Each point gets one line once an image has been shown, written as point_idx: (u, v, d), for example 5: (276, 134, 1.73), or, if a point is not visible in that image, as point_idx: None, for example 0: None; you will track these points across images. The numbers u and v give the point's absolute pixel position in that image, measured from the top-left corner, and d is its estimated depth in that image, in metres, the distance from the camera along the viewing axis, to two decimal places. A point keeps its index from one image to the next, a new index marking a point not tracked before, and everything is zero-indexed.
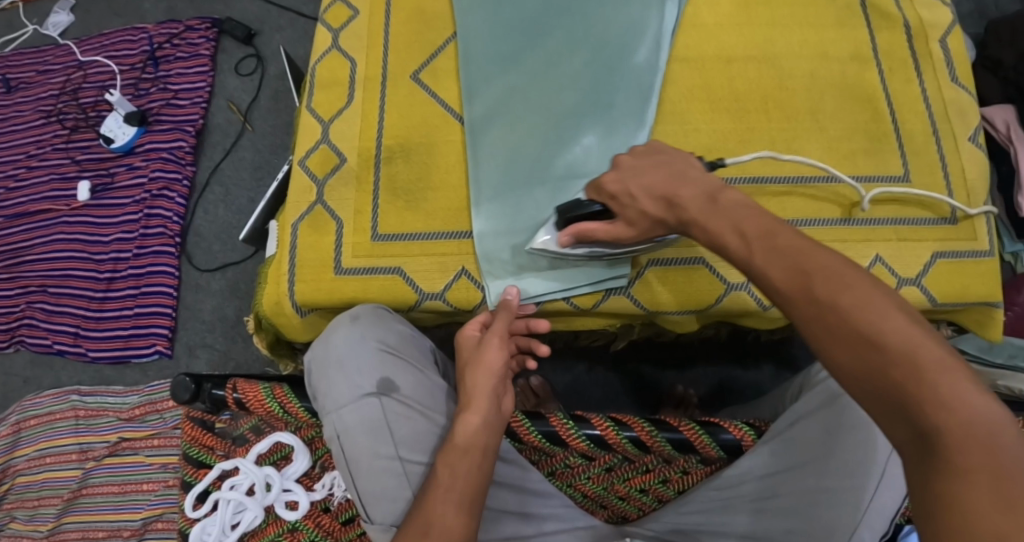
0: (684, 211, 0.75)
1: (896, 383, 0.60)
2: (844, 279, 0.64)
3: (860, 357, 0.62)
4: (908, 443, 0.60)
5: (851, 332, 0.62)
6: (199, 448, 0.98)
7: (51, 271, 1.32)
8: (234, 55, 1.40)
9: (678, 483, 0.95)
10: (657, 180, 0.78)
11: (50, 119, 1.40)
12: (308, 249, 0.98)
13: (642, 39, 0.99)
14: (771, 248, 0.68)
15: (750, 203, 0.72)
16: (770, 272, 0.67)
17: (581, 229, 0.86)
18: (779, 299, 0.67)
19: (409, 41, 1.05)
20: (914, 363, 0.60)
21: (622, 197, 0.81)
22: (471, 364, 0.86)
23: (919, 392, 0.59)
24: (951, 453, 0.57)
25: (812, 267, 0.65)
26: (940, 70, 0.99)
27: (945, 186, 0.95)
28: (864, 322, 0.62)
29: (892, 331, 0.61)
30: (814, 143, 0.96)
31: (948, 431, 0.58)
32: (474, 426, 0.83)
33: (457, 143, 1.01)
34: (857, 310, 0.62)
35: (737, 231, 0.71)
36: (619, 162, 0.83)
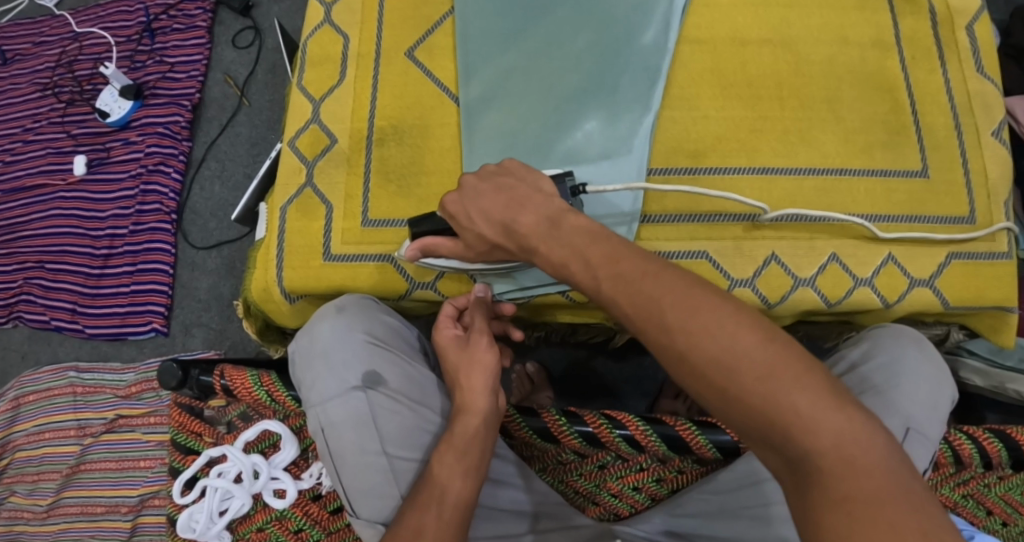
0: (524, 239, 0.73)
1: (760, 412, 0.59)
2: (696, 305, 0.62)
3: (719, 388, 0.61)
4: (784, 470, 0.60)
5: (706, 364, 0.61)
6: (187, 434, 0.98)
7: (48, 247, 1.31)
8: (232, 27, 1.36)
9: (672, 483, 0.90)
10: (496, 206, 0.75)
11: (46, 91, 1.37)
12: (295, 235, 0.94)
13: (651, 18, 0.92)
14: (622, 280, 0.66)
15: (597, 231, 0.70)
16: (618, 302, 0.65)
17: (425, 244, 0.82)
18: (641, 329, 0.64)
19: (405, 15, 0.98)
20: (771, 390, 0.59)
21: (461, 219, 0.77)
22: (462, 366, 0.82)
23: (781, 419, 0.59)
24: (824, 477, 0.57)
25: (661, 294, 0.64)
26: (966, 59, 0.93)
27: (964, 184, 0.90)
28: (719, 352, 0.61)
29: (745, 357, 0.60)
30: (829, 133, 0.91)
31: (819, 454, 0.58)
32: (474, 427, 0.79)
33: (453, 126, 0.94)
34: (711, 339, 0.61)
35: (581, 260, 0.69)
36: (462, 182, 0.78)
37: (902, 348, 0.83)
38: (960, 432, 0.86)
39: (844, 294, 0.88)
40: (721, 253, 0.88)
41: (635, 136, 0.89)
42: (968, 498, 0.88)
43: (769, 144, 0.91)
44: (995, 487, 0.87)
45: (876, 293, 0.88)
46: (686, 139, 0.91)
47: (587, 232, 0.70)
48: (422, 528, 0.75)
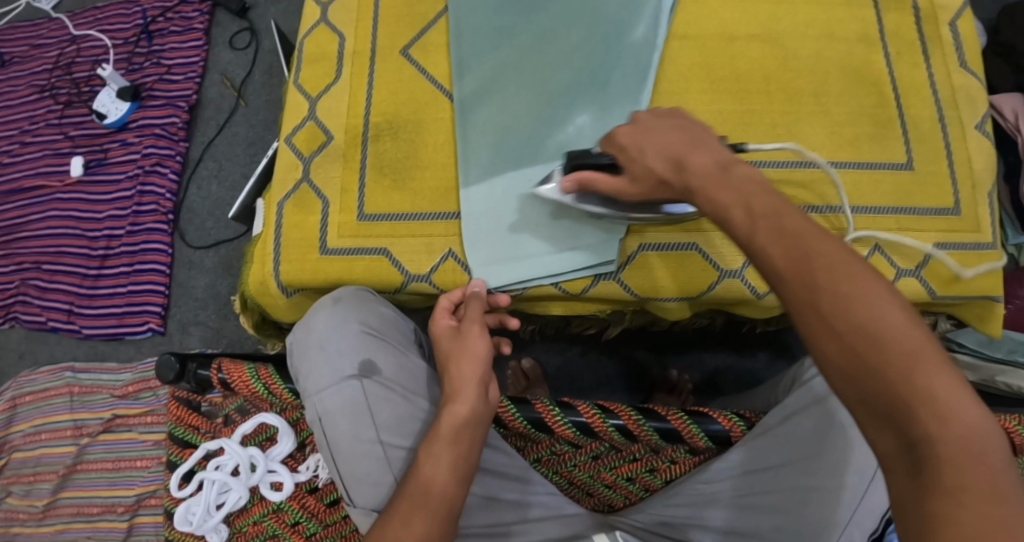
0: (690, 176, 0.70)
1: (891, 387, 0.55)
2: (847, 269, 0.59)
3: (857, 354, 0.57)
4: (899, 456, 0.55)
5: (845, 327, 0.57)
6: (184, 427, 0.99)
7: (45, 248, 1.32)
8: (229, 29, 1.37)
9: (665, 473, 0.91)
10: (672, 141, 0.72)
11: (43, 94, 1.38)
12: (293, 229, 0.95)
13: (641, 15, 0.94)
14: (778, 230, 0.62)
15: (763, 181, 0.66)
16: (770, 252, 0.62)
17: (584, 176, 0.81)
18: (784, 282, 0.60)
19: (400, 13, 0.99)
20: (909, 364, 0.55)
21: (630, 150, 0.75)
22: (454, 356, 0.82)
23: (914, 399, 0.55)
24: (940, 466, 0.53)
25: (816, 252, 0.60)
26: (949, 53, 0.95)
27: (949, 176, 0.92)
28: (864, 319, 0.57)
29: (891, 327, 0.56)
30: (817, 127, 0.93)
31: (942, 443, 0.54)
32: (462, 416, 0.79)
33: (447, 122, 0.95)
34: (858, 302, 0.57)
35: (743, 206, 0.65)
36: (636, 117, 0.77)
37: None
38: None
39: None
40: (711, 245, 0.88)
41: None
42: None
43: (757, 137, 0.92)
44: None
45: None
46: None
47: (755, 180, 0.67)
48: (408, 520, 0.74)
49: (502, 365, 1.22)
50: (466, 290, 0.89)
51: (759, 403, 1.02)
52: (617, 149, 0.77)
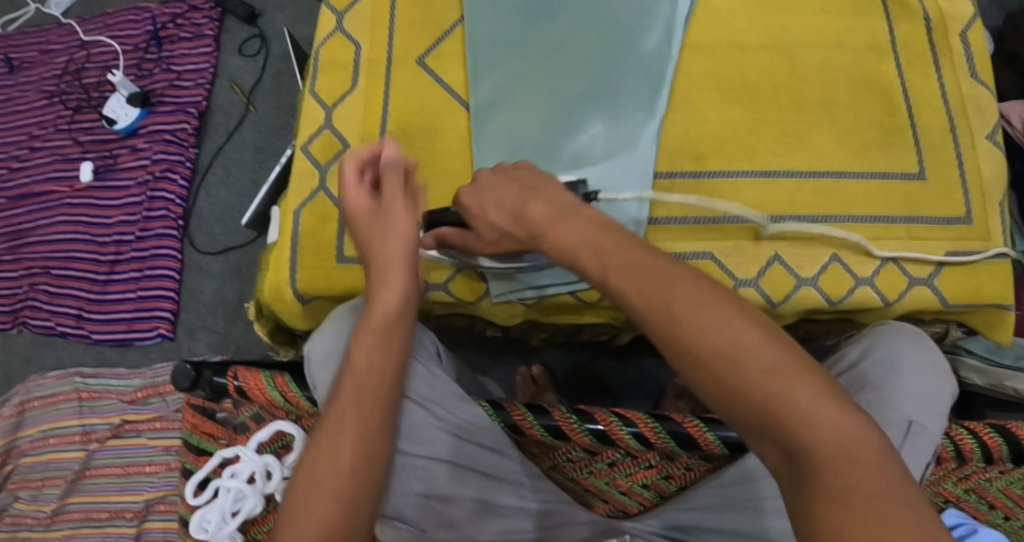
0: (530, 225, 0.69)
1: (757, 403, 0.55)
2: (700, 295, 0.58)
3: (721, 378, 0.56)
4: (783, 467, 0.55)
5: (703, 356, 0.57)
6: (199, 435, 1.00)
7: (54, 253, 1.32)
8: (238, 35, 1.36)
9: (680, 479, 0.92)
10: (508, 195, 0.72)
11: (52, 99, 1.38)
12: (308, 237, 0.95)
13: (654, 25, 0.94)
14: (626, 265, 0.61)
15: (607, 222, 0.66)
16: (626, 293, 0.60)
17: (440, 233, 0.82)
18: (643, 317, 0.60)
19: (414, 22, 0.99)
20: (771, 379, 0.55)
21: (473, 209, 0.76)
22: (379, 229, 0.77)
23: (784, 411, 0.55)
24: (822, 471, 0.53)
25: (674, 289, 0.59)
26: (959, 63, 0.96)
27: (960, 185, 0.93)
28: (722, 341, 0.57)
29: (749, 348, 0.56)
30: (825, 137, 0.93)
31: (817, 449, 0.54)
32: (394, 300, 0.76)
33: (462, 130, 0.95)
34: (711, 330, 0.57)
35: (591, 248, 0.64)
36: (478, 176, 0.77)
37: (900, 344, 0.86)
38: (962, 428, 0.90)
39: (845, 293, 0.90)
40: (726, 254, 0.90)
41: (639, 138, 0.90)
42: (970, 492, 0.91)
43: (771, 146, 0.92)
44: (996, 482, 0.90)
45: (876, 291, 0.90)
46: (689, 142, 0.93)
47: (599, 221, 0.66)
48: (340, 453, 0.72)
49: (509, 371, 1.22)
50: (366, 158, 0.80)
51: None
52: (463, 210, 0.77)
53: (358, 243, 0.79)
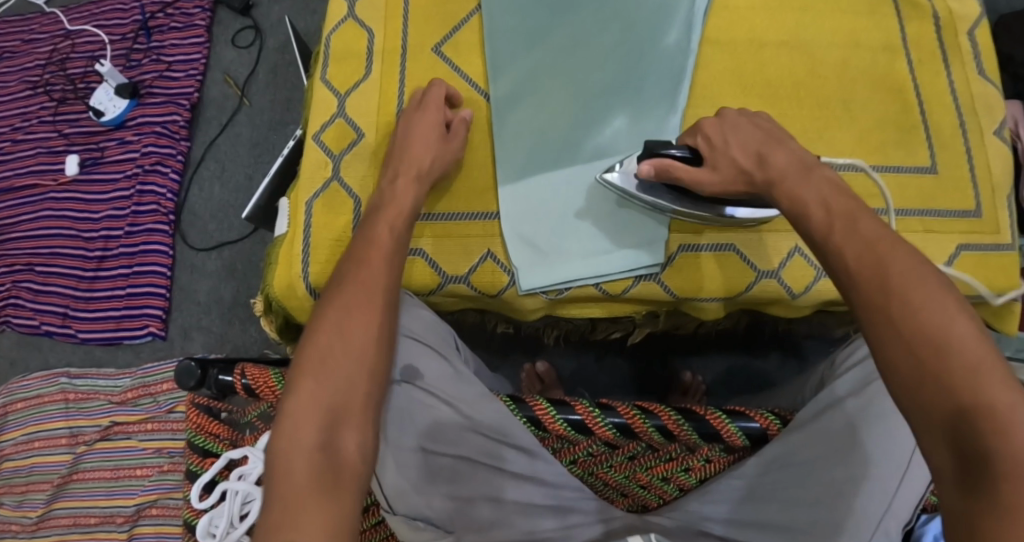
0: (773, 170, 0.75)
1: (956, 398, 0.57)
2: (922, 277, 0.62)
3: (921, 359, 0.59)
4: (953, 471, 0.57)
5: (904, 331, 0.60)
6: (204, 436, 0.94)
7: (39, 250, 1.27)
8: (231, 26, 1.33)
9: (700, 472, 0.91)
10: (754, 139, 0.78)
11: (36, 90, 1.32)
12: (322, 230, 0.93)
13: (672, 20, 0.94)
14: (855, 231, 0.66)
15: (839, 184, 0.71)
16: (846, 253, 0.65)
17: (662, 162, 0.82)
18: (857, 282, 0.64)
19: (430, 12, 0.98)
20: (972, 376, 0.57)
21: (716, 141, 0.80)
22: (434, 153, 0.89)
23: (973, 409, 0.57)
24: (1000, 478, 0.55)
25: (889, 260, 0.63)
26: (968, 63, 0.98)
27: (970, 179, 0.95)
28: (934, 322, 0.60)
29: (958, 337, 0.59)
30: (842, 131, 0.95)
31: (1002, 459, 0.55)
32: (391, 226, 0.85)
33: (482, 122, 0.95)
34: (921, 307, 0.60)
35: (821, 206, 0.69)
36: (721, 113, 0.82)
37: None
38: None
39: None
40: (748, 245, 0.90)
41: (662, 132, 0.91)
42: None
43: (789, 140, 0.94)
44: None
45: None
46: None
47: (834, 183, 0.72)
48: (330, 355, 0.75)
49: (515, 368, 1.22)
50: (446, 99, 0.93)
51: (787, 404, 1.04)
52: (704, 142, 0.81)
53: (402, 150, 0.90)
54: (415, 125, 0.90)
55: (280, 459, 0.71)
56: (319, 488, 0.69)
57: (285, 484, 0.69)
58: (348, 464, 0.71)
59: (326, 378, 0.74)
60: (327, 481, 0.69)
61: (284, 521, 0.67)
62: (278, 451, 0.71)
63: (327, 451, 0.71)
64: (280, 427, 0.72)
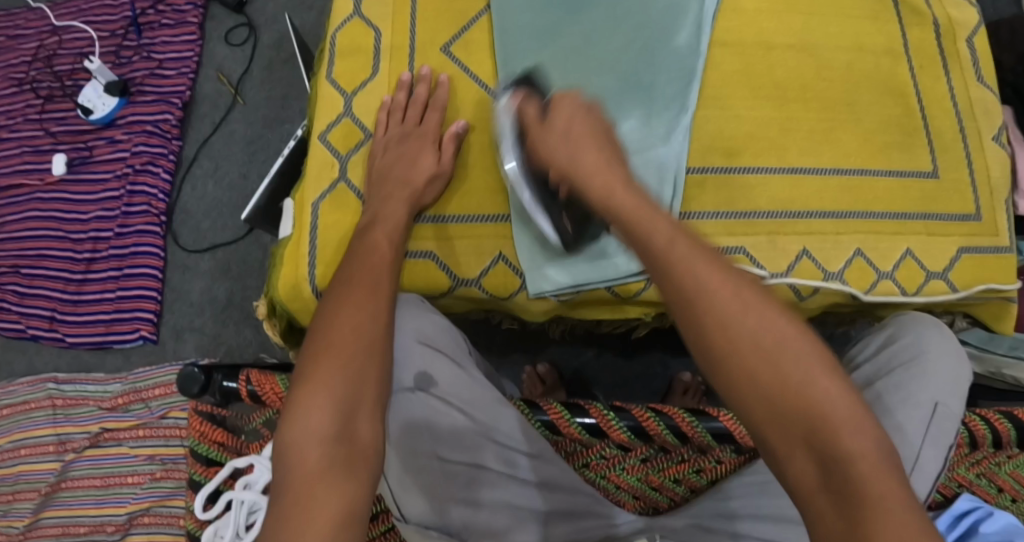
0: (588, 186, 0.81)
1: (805, 416, 0.62)
2: (753, 306, 0.66)
3: (767, 379, 0.64)
4: (820, 482, 0.61)
5: (753, 343, 0.64)
6: (208, 445, 0.92)
7: (26, 251, 1.24)
8: (224, 23, 1.30)
9: (711, 473, 0.92)
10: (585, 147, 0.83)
11: (21, 87, 1.28)
12: (330, 230, 0.91)
13: (683, 21, 0.96)
14: (692, 261, 0.68)
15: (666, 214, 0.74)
16: (697, 282, 0.67)
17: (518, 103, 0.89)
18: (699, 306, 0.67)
19: (439, 9, 0.97)
20: (816, 395, 0.63)
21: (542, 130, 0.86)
22: (423, 169, 0.89)
23: (829, 418, 0.62)
24: (859, 480, 0.60)
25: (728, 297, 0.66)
26: (967, 69, 1.01)
27: (970, 182, 0.97)
28: (769, 344, 0.64)
29: (798, 359, 0.64)
30: (847, 133, 0.97)
31: (855, 460, 0.60)
32: (384, 241, 0.85)
33: (492, 120, 0.95)
34: (757, 328, 0.65)
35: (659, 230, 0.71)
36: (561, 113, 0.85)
37: (921, 328, 0.88)
38: (974, 414, 0.92)
39: (868, 286, 0.94)
40: (758, 249, 0.93)
41: (673, 133, 0.93)
42: (981, 476, 0.92)
43: (800, 144, 0.96)
44: (1005, 466, 0.92)
45: (896, 285, 0.94)
46: (723, 138, 0.95)
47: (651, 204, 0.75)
48: (320, 363, 0.74)
49: (515, 368, 1.22)
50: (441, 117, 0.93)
51: None
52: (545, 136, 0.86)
53: (385, 171, 0.90)
54: (413, 140, 0.91)
55: (291, 447, 0.69)
56: (331, 476, 0.67)
57: (298, 473, 0.68)
58: (362, 449, 0.70)
59: (336, 372, 0.73)
60: (342, 467, 0.68)
61: (297, 510, 0.65)
62: (289, 440, 0.70)
63: (338, 439, 0.70)
64: (290, 416, 0.71)
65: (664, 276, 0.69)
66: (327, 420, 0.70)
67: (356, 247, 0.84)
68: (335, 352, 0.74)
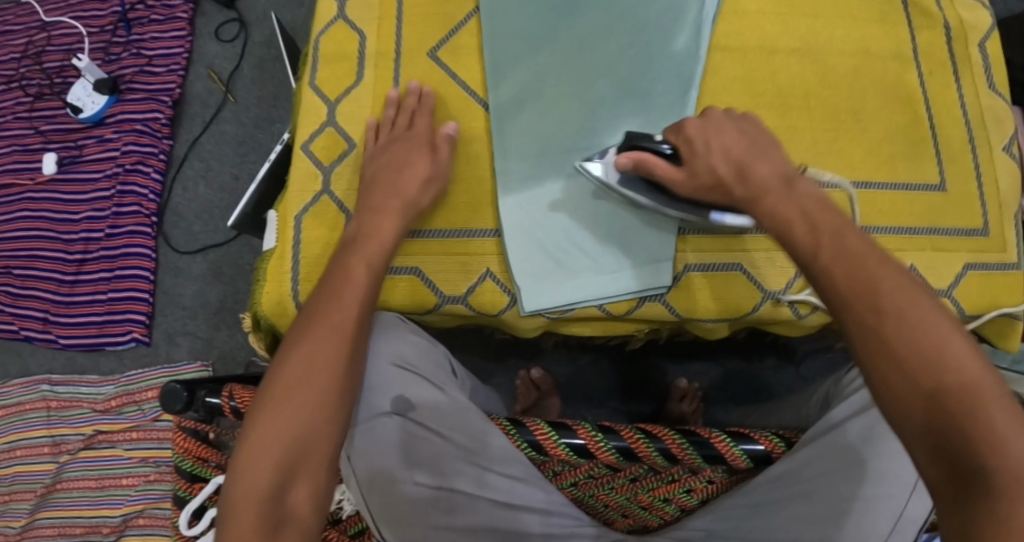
0: (756, 182, 0.75)
1: (952, 419, 0.58)
2: (914, 302, 0.62)
3: (916, 377, 0.60)
4: (944, 483, 0.57)
5: (903, 344, 0.61)
6: (192, 460, 0.91)
7: (17, 252, 1.23)
8: (215, 18, 1.28)
9: (701, 492, 0.89)
10: (738, 146, 0.77)
11: (10, 84, 1.27)
12: (314, 245, 0.90)
13: (682, 24, 0.92)
14: (845, 253, 0.66)
15: (832, 210, 0.70)
16: (834, 274, 0.65)
17: (640, 157, 0.81)
18: (846, 302, 0.64)
19: (426, 12, 0.94)
20: (969, 396, 0.58)
21: (696, 143, 0.79)
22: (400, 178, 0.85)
23: (975, 422, 0.57)
24: (993, 492, 0.55)
25: (885, 286, 0.63)
26: (978, 74, 0.96)
27: (978, 196, 0.93)
28: (930, 346, 0.60)
29: (958, 361, 0.59)
30: (852, 143, 0.93)
31: (995, 469, 0.56)
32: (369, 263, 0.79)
33: (480, 131, 0.91)
34: (914, 327, 0.61)
35: (805, 222, 0.69)
36: (708, 114, 0.81)
37: None
38: None
39: None
40: (755, 266, 0.89)
41: None
42: None
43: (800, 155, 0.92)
44: None
45: None
46: None
47: (819, 202, 0.71)
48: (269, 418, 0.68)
49: (510, 373, 1.20)
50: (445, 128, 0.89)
51: (789, 418, 1.00)
52: (685, 143, 0.80)
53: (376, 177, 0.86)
54: (401, 145, 0.87)
55: (230, 504, 0.66)
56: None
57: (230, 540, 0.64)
58: (298, 509, 0.67)
59: (287, 420, 0.68)
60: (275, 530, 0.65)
61: None
62: (230, 494, 0.66)
63: (275, 499, 0.66)
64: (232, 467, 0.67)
65: (826, 275, 0.66)
66: (272, 475, 0.67)
67: (336, 266, 0.78)
68: (305, 390, 0.70)
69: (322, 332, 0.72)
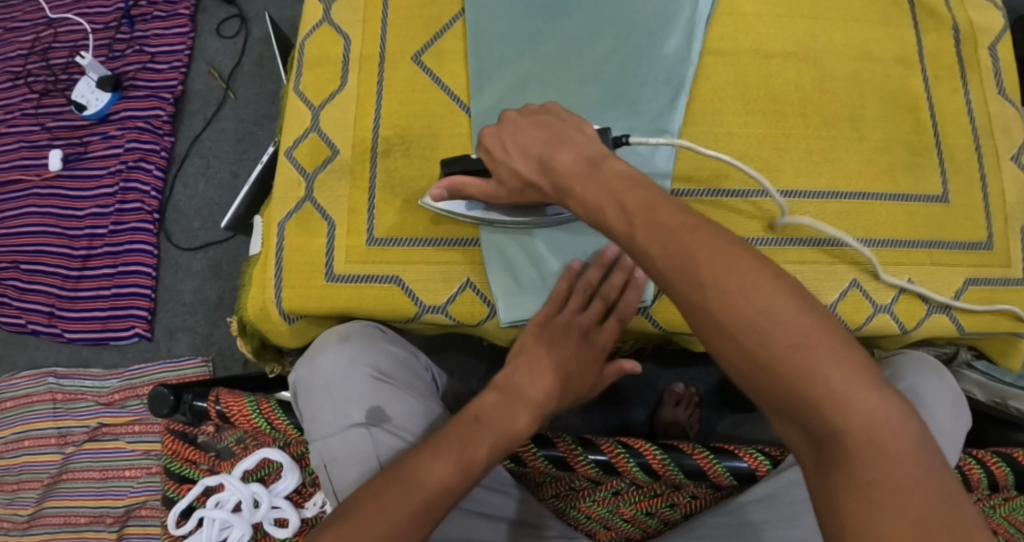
0: (560, 177, 0.69)
1: (788, 387, 0.55)
2: (730, 259, 0.57)
3: (744, 348, 0.56)
4: (806, 449, 0.55)
5: (732, 317, 0.56)
6: (180, 463, 0.92)
7: (24, 247, 1.25)
8: (216, 15, 1.29)
9: (685, 507, 0.87)
10: (536, 140, 0.72)
11: (18, 81, 1.30)
12: (296, 252, 0.89)
13: (675, 27, 0.89)
14: (653, 224, 0.61)
15: (635, 177, 0.65)
16: (653, 253, 0.60)
17: (453, 183, 0.79)
18: (663, 275, 0.59)
19: (411, 15, 0.94)
20: (800, 358, 0.55)
21: (495, 153, 0.74)
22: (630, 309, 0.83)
23: (814, 388, 0.54)
24: (849, 455, 0.53)
25: (696, 247, 0.58)
26: (988, 79, 0.92)
27: (983, 209, 0.89)
28: (755, 314, 0.56)
29: (780, 320, 0.55)
30: (848, 152, 0.89)
31: (847, 433, 0.54)
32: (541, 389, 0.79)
33: (464, 137, 0.90)
34: (737, 293, 0.56)
35: (616, 204, 0.64)
36: (503, 117, 0.75)
37: (920, 375, 0.81)
38: (969, 457, 0.82)
39: (865, 320, 0.87)
40: None
41: (656, 155, 0.87)
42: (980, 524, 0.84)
43: (794, 163, 0.89)
44: (1000, 509, 0.83)
45: (895, 319, 0.87)
46: (711, 157, 0.89)
47: (627, 176, 0.65)
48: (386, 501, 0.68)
49: None
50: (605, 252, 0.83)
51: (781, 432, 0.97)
52: (486, 155, 0.76)
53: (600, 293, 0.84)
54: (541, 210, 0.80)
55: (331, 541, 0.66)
56: None
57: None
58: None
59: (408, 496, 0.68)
60: None
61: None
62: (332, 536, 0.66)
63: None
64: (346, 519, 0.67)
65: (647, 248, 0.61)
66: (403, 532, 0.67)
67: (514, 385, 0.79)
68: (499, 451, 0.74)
69: (517, 410, 0.77)
